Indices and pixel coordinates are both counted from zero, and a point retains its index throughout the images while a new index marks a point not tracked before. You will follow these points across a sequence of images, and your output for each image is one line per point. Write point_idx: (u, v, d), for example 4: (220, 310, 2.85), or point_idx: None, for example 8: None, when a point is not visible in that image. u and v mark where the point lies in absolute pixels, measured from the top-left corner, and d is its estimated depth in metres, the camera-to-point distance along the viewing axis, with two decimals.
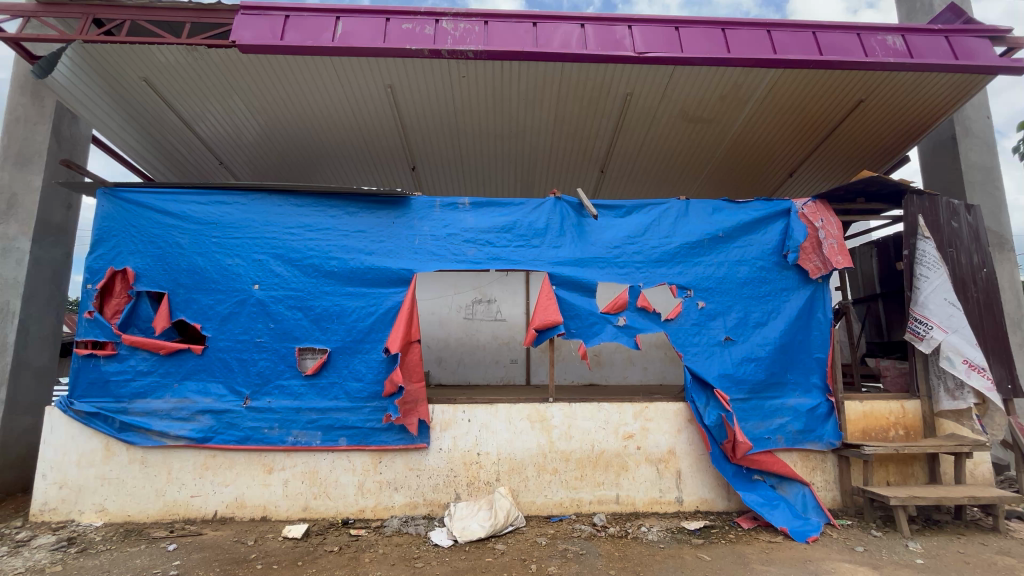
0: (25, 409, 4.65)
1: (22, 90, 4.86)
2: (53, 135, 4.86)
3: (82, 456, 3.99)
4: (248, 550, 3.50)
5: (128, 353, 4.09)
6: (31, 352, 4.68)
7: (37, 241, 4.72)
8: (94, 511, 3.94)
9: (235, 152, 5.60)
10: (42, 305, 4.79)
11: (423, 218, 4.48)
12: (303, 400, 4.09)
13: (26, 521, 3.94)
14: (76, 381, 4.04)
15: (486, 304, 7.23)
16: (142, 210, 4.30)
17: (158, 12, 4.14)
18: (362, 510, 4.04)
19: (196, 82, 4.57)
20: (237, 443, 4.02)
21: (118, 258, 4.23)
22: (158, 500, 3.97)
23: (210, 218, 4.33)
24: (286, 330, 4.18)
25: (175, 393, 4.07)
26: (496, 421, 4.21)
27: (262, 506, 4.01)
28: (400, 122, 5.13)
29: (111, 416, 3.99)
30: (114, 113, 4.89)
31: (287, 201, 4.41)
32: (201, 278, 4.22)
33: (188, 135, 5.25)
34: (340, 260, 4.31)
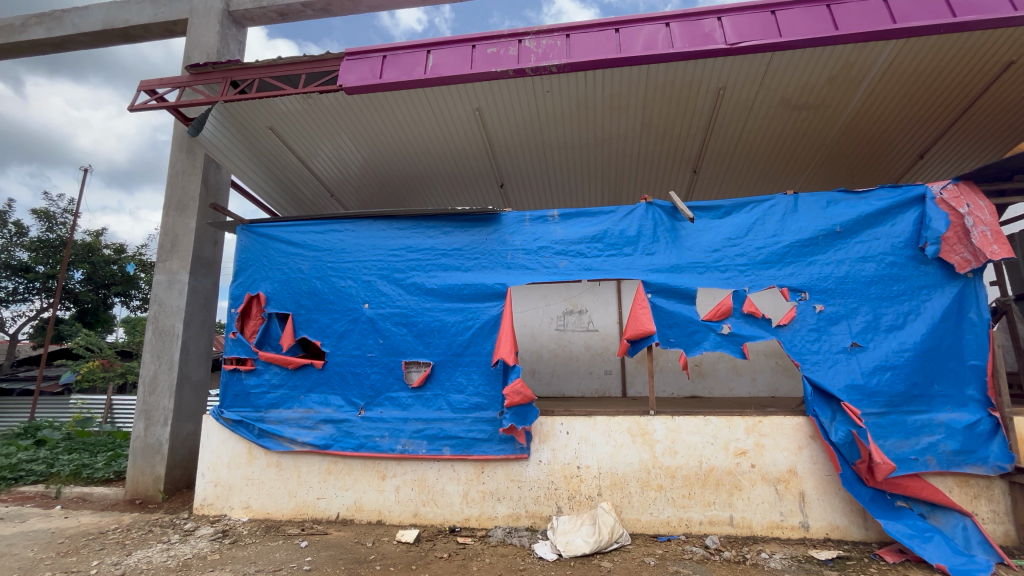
0: (188, 417, 5.47)
1: (181, 148, 5.83)
2: (203, 183, 5.73)
3: (231, 458, 4.58)
4: (368, 551, 3.76)
5: (263, 368, 4.65)
6: (190, 368, 5.50)
7: (193, 274, 5.56)
8: (241, 508, 4.49)
9: (343, 184, 6.17)
10: (198, 327, 5.62)
11: (514, 232, 4.58)
12: (411, 411, 4.35)
13: (191, 513, 4.59)
14: (225, 393, 4.67)
15: (577, 314, 7.19)
16: (272, 242, 4.90)
17: (279, 69, 4.72)
18: (468, 519, 4.16)
19: (311, 126, 5.14)
20: (354, 450, 4.35)
21: (254, 285, 4.84)
22: (291, 500, 4.42)
23: (326, 245, 4.81)
24: (393, 345, 4.48)
25: (301, 404, 4.54)
26: (595, 434, 4.13)
27: (378, 510, 4.29)
28: (489, 142, 5.34)
29: (252, 423, 4.54)
30: (248, 162, 5.63)
31: (390, 225, 4.76)
32: (320, 300, 4.69)
33: (306, 173, 5.89)
34: (438, 278, 4.56)
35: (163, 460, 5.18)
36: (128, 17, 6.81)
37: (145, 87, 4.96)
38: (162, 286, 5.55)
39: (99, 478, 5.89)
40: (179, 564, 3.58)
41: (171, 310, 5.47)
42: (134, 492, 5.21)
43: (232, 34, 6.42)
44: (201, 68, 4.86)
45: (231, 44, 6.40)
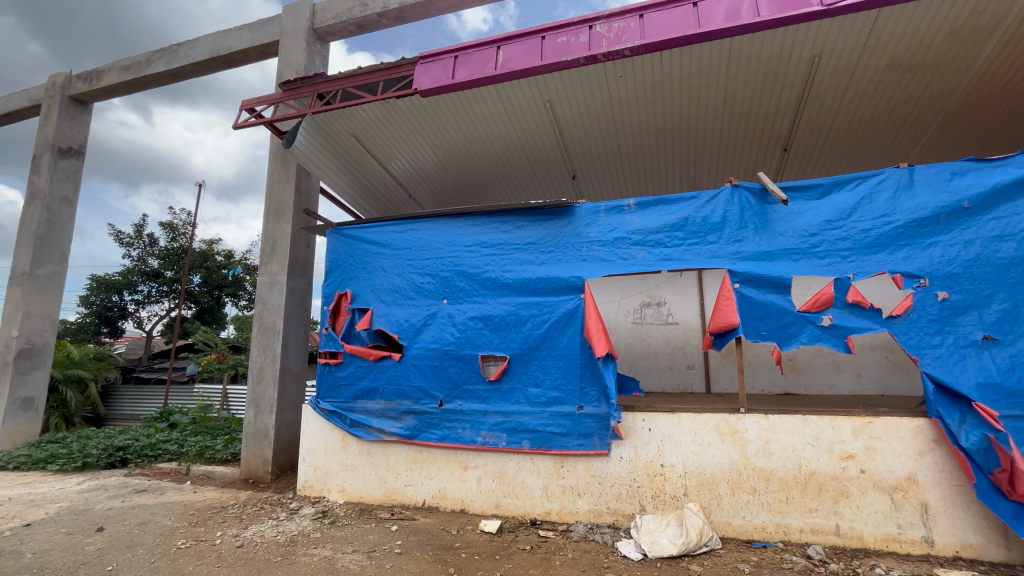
0: (290, 405, 5.99)
1: (277, 160, 6.36)
2: (296, 191, 6.22)
3: (327, 445, 4.94)
4: (453, 538, 3.88)
5: (352, 361, 4.96)
6: (290, 361, 6.01)
7: (290, 275, 6.05)
8: (338, 491, 4.83)
9: (420, 185, 6.39)
10: (296, 324, 6.12)
11: (589, 224, 4.49)
12: (489, 403, 4.42)
13: (295, 494, 5.02)
14: (321, 384, 5.04)
15: (655, 307, 6.91)
16: (358, 243, 5.20)
17: (359, 78, 4.98)
18: (548, 513, 4.16)
19: (390, 130, 5.37)
20: (437, 440, 4.52)
21: (343, 284, 5.17)
22: (382, 486, 4.68)
23: (407, 244, 5.01)
24: (471, 339, 4.58)
25: (385, 395, 4.78)
26: (680, 431, 3.95)
27: (461, 499, 4.42)
28: (560, 133, 5.26)
29: (345, 413, 4.87)
30: (334, 168, 5.99)
31: (465, 222, 4.86)
32: (402, 296, 4.91)
33: (385, 176, 6.18)
34: (514, 272, 4.58)
35: (270, 444, 5.72)
36: (230, 44, 7.54)
37: (246, 106, 5.46)
38: (265, 286, 6.10)
39: (219, 458, 6.64)
40: (287, 540, 3.91)
41: (273, 308, 6.00)
42: (247, 472, 5.81)
43: (317, 50, 6.87)
44: (292, 84, 5.24)
45: (316, 59, 6.86)
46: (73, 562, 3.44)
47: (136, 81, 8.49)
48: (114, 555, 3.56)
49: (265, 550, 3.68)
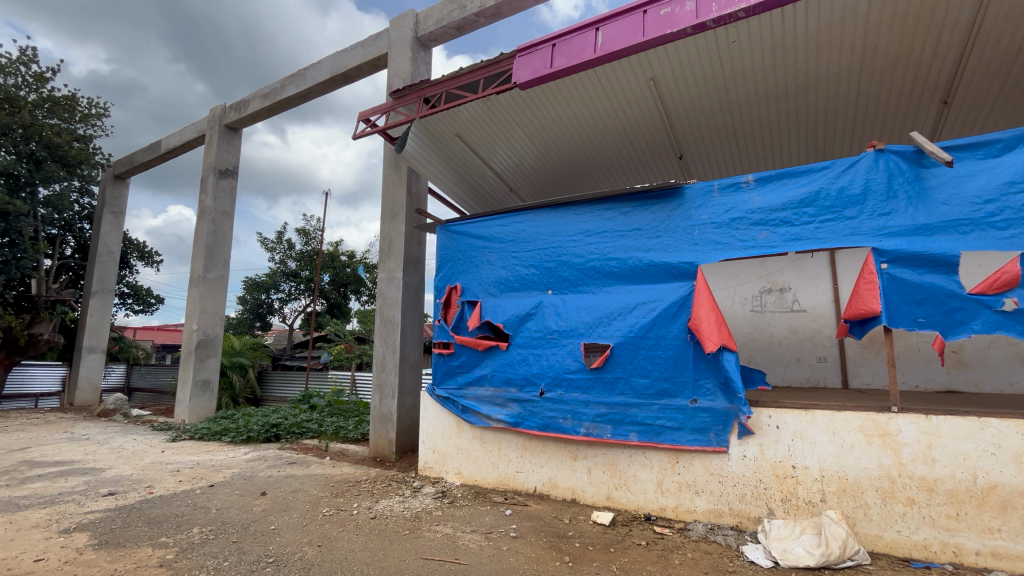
0: (409, 392, 6.48)
1: (390, 165, 6.86)
2: (408, 193, 6.66)
3: (443, 429, 5.25)
4: (566, 527, 3.90)
5: (463, 351, 5.20)
6: (408, 351, 6.50)
7: (405, 271, 6.52)
8: (454, 473, 5.11)
9: (520, 179, 6.45)
10: (412, 316, 6.58)
11: (701, 205, 4.19)
12: (591, 393, 4.36)
13: (417, 474, 5.41)
14: (436, 373, 5.35)
15: (777, 293, 6.29)
16: (465, 238, 5.42)
17: (461, 79, 5.15)
18: (663, 509, 4.00)
19: (491, 126, 5.51)
20: (541, 429, 4.56)
21: (453, 278, 5.43)
22: (494, 471, 4.86)
23: (510, 236, 5.12)
24: (574, 329, 4.55)
25: (492, 382, 4.94)
26: (814, 430, 3.55)
27: (572, 488, 4.43)
28: (665, 112, 4.97)
29: (457, 399, 5.12)
30: (440, 168, 6.30)
31: (568, 212, 4.82)
32: (507, 288, 5.03)
33: (488, 172, 6.36)
34: (619, 260, 4.46)
35: (394, 426, 6.26)
36: (347, 62, 8.27)
37: (362, 117, 5.94)
38: (384, 282, 6.65)
39: (352, 437, 7.41)
40: (413, 515, 4.24)
41: (392, 302, 6.52)
42: (376, 452, 6.39)
43: (421, 57, 7.26)
44: (401, 92, 5.58)
45: (421, 65, 7.25)
46: (246, 520, 4.07)
47: (274, 106, 9.69)
48: (275, 517, 4.14)
49: (394, 524, 4.02)
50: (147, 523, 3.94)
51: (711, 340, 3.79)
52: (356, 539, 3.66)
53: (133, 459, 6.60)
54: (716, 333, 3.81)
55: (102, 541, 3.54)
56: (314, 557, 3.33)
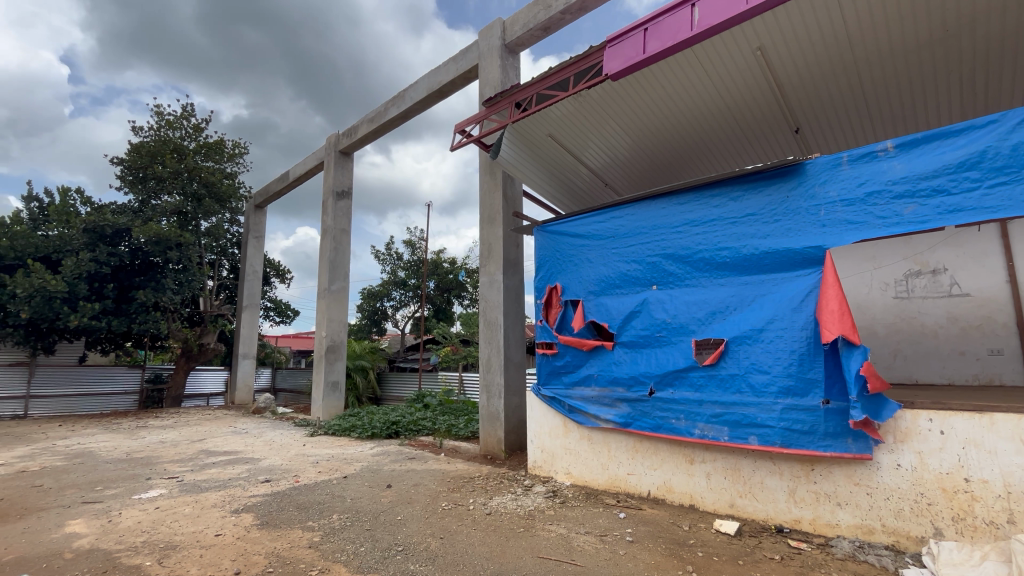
0: (515, 391, 6.62)
1: (486, 171, 7.07)
2: (504, 197, 6.83)
3: (551, 429, 5.26)
4: (687, 535, 3.69)
5: (567, 351, 5.19)
6: (512, 351, 6.65)
7: (505, 273, 6.69)
8: (564, 473, 5.09)
9: (614, 173, 6.29)
10: (514, 318, 6.73)
11: (827, 181, 3.74)
12: (706, 393, 4.09)
13: (527, 472, 5.48)
14: (541, 372, 5.39)
15: (930, 275, 5.39)
16: (563, 237, 5.40)
17: (551, 79, 5.15)
18: (798, 521, 3.61)
19: (583, 123, 5.42)
20: (653, 430, 4.37)
21: (552, 279, 5.44)
22: (605, 472, 4.75)
23: (610, 233, 5.00)
24: (684, 325, 4.32)
25: (599, 382, 4.86)
26: (992, 437, 2.99)
27: (689, 494, 4.18)
28: (776, 83, 4.50)
29: (563, 399, 5.11)
30: (533, 170, 6.36)
31: (670, 202, 4.59)
32: (608, 285, 4.93)
33: (582, 170, 6.28)
34: (731, 249, 4.14)
35: (502, 425, 6.43)
36: (441, 79, 8.71)
37: (459, 129, 6.20)
38: (486, 286, 6.87)
39: (463, 435, 7.77)
40: (526, 513, 4.31)
41: (494, 304, 6.72)
42: (486, 450, 6.60)
43: (510, 63, 7.41)
44: (493, 100, 5.73)
45: (510, 71, 7.39)
46: (376, 509, 4.45)
47: (379, 129, 10.51)
48: (401, 508, 4.47)
49: (509, 521, 4.12)
50: (296, 508, 4.48)
51: (829, 329, 3.44)
52: (474, 534, 3.81)
53: (282, 451, 7.55)
54: (838, 322, 3.42)
55: (263, 522, 4.11)
56: (438, 548, 3.53)
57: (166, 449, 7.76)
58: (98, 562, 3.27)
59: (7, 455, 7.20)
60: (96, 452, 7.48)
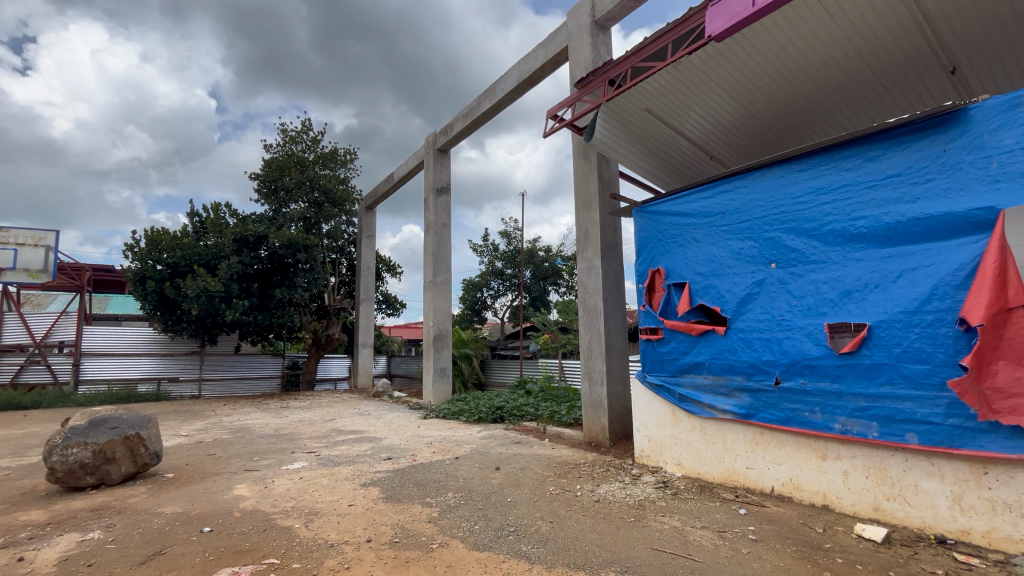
0: (617, 378, 6.47)
1: (579, 155, 6.92)
2: (599, 179, 6.64)
3: (659, 418, 5.03)
4: (821, 538, 3.33)
5: (673, 337, 4.93)
6: (613, 338, 6.50)
7: (604, 258, 6.53)
8: (674, 464, 4.84)
9: (721, 144, 5.82)
10: (614, 304, 6.56)
11: (1000, 128, 3.11)
12: (844, 384, 3.64)
13: (634, 461, 5.31)
14: (645, 359, 5.19)
15: None
16: (665, 216, 5.11)
17: (648, 49, 4.87)
18: (967, 532, 3.08)
19: (683, 92, 5.05)
20: (779, 423, 4.00)
21: (654, 261, 5.19)
22: (720, 465, 4.45)
23: (718, 209, 4.63)
24: (813, 307, 3.87)
25: (711, 370, 4.55)
26: None
27: (822, 493, 3.76)
28: (926, 17, 3.77)
29: (672, 388, 4.85)
30: (631, 148, 6.10)
31: (790, 169, 4.13)
32: (718, 266, 4.57)
33: (683, 143, 5.87)
34: (869, 218, 3.61)
35: (606, 413, 6.33)
36: (531, 66, 8.67)
37: (551, 115, 6.14)
38: (584, 272, 6.76)
39: (566, 421, 7.81)
40: (636, 503, 4.20)
41: (593, 290, 6.60)
42: (590, 437, 6.54)
43: (601, 39, 7.13)
44: (586, 80, 5.58)
45: (601, 48, 7.12)
46: (487, 490, 4.64)
47: (472, 123, 10.78)
48: (510, 490, 4.61)
49: (619, 509, 4.05)
50: (415, 485, 4.83)
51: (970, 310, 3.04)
52: (584, 520, 3.81)
53: (400, 432, 8.19)
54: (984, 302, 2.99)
55: (388, 495, 4.49)
56: (548, 532, 3.58)
57: (305, 427, 8.83)
58: (259, 522, 3.82)
59: (189, 428, 8.69)
60: (252, 428, 8.74)
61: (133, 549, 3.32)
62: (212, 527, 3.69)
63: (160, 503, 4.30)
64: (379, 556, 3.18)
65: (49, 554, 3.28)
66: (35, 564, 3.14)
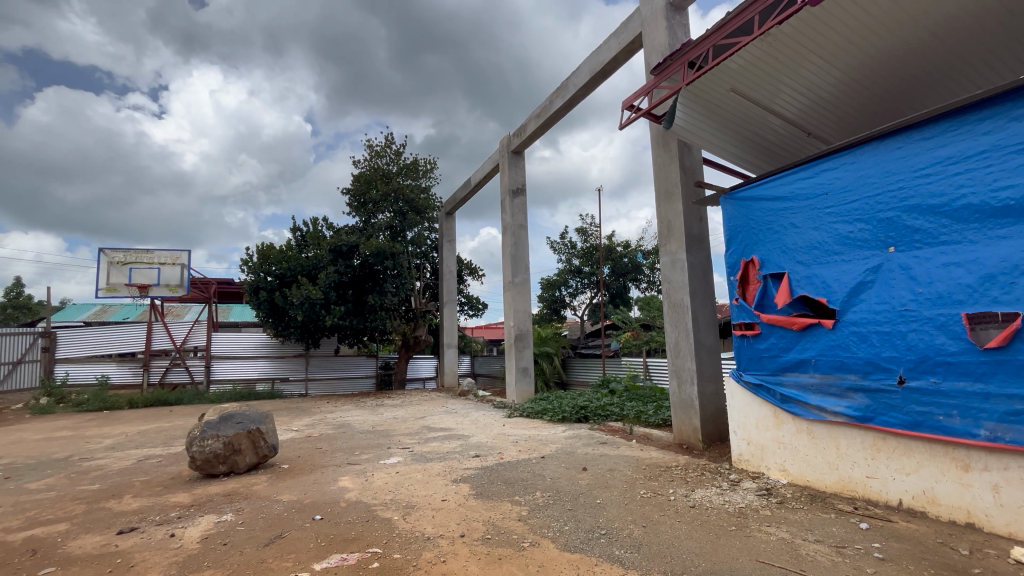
0: (709, 377, 6.12)
1: (659, 144, 6.63)
2: (681, 168, 6.31)
3: (758, 420, 4.66)
4: (967, 561, 2.88)
5: (772, 332, 4.57)
6: (703, 334, 6.15)
7: (689, 251, 6.19)
8: (778, 470, 4.46)
9: (821, 119, 5.26)
10: (702, 299, 6.21)
11: None
12: (990, 383, 3.15)
13: (732, 465, 4.96)
14: (740, 357, 4.86)
15: None
16: (756, 202, 4.74)
17: (731, 25, 4.52)
18: None
19: (774, 67, 4.62)
20: (906, 428, 3.54)
21: (747, 251, 4.83)
22: (834, 472, 4.02)
23: (821, 189, 4.20)
24: (945, 295, 3.38)
25: (819, 368, 4.15)
26: None
27: (965, 509, 3.25)
28: None
29: (773, 387, 4.48)
30: (715, 132, 5.72)
31: (909, 139, 3.65)
32: (822, 253, 4.15)
33: (775, 122, 5.40)
34: (1017, 188, 3.10)
35: (697, 414, 6.00)
36: (604, 57, 8.46)
37: (626, 105, 5.94)
38: (668, 266, 6.47)
39: (654, 422, 7.53)
40: (736, 511, 3.93)
41: (679, 285, 6.29)
42: (681, 439, 6.24)
43: (678, 21, 6.77)
44: (662, 65, 5.34)
45: (678, 30, 6.76)
46: (575, 491, 4.59)
47: (546, 122, 10.76)
48: (599, 492, 4.53)
49: (718, 517, 3.81)
50: (504, 483, 4.91)
51: None
52: (680, 527, 3.63)
53: (486, 430, 8.39)
54: None
55: (478, 492, 4.61)
56: (641, 536, 3.46)
57: (398, 424, 9.36)
58: (362, 512, 4.10)
59: (299, 424, 9.56)
60: (352, 424, 9.43)
61: (259, 532, 3.71)
62: (323, 515, 4.03)
63: (278, 492, 4.78)
64: (472, 551, 3.28)
65: (193, 532, 3.76)
66: (183, 541, 3.62)
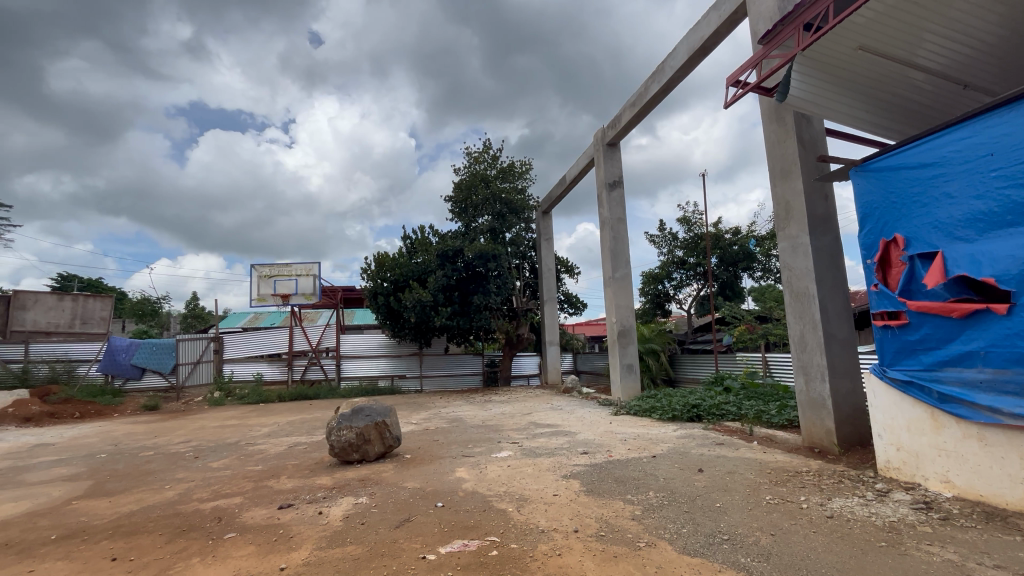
0: (843, 373, 5.46)
1: (771, 119, 6.07)
2: (799, 143, 5.71)
3: (911, 422, 4.05)
4: None
5: (924, 321, 3.97)
6: (833, 326, 5.52)
7: (813, 233, 5.59)
8: (939, 481, 3.83)
9: (979, 66, 4.44)
10: (831, 286, 5.56)
11: None
12: None
13: (878, 474, 4.37)
14: (884, 350, 4.28)
15: None
16: (897, 172, 4.13)
17: None
18: None
19: (914, 16, 3.98)
20: None
21: (887, 229, 4.23)
22: (1017, 488, 3.35)
23: (985, 149, 3.53)
24: None
25: (990, 362, 3.51)
26: None
27: None
28: None
29: (928, 385, 3.88)
30: (839, 97, 5.09)
31: None
32: (988, 225, 3.50)
33: (916, 79, 4.66)
34: None
35: (831, 414, 5.37)
36: (703, 34, 7.95)
37: (731, 81, 5.53)
38: (789, 252, 5.90)
39: (778, 423, 6.90)
40: (886, 525, 3.46)
41: (802, 272, 5.70)
42: (811, 442, 5.64)
43: None
44: (774, 32, 4.91)
45: None
46: (692, 492, 4.40)
47: (641, 110, 10.38)
48: (718, 495, 4.28)
49: (863, 530, 3.39)
50: (615, 480, 4.87)
51: None
52: (815, 538, 3.30)
53: (593, 427, 8.34)
54: None
55: (589, 489, 4.62)
56: (770, 545, 3.22)
57: (506, 419, 9.67)
58: (479, 502, 4.33)
59: (417, 418, 10.32)
60: (464, 419, 9.94)
61: (390, 514, 4.10)
62: (444, 503, 4.33)
63: (404, 479, 5.23)
64: (587, 547, 3.30)
65: (337, 511, 4.27)
66: (329, 518, 4.13)
